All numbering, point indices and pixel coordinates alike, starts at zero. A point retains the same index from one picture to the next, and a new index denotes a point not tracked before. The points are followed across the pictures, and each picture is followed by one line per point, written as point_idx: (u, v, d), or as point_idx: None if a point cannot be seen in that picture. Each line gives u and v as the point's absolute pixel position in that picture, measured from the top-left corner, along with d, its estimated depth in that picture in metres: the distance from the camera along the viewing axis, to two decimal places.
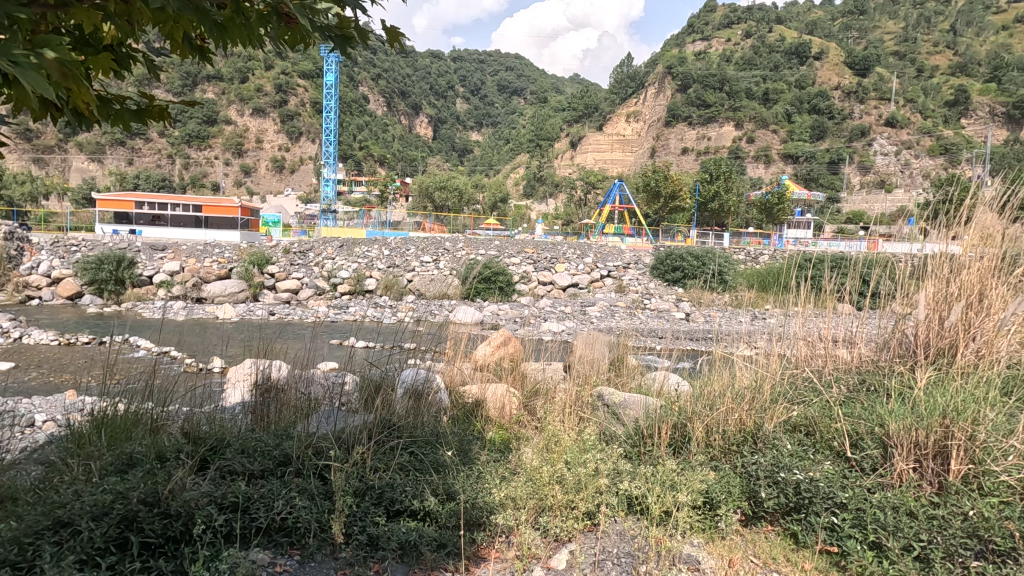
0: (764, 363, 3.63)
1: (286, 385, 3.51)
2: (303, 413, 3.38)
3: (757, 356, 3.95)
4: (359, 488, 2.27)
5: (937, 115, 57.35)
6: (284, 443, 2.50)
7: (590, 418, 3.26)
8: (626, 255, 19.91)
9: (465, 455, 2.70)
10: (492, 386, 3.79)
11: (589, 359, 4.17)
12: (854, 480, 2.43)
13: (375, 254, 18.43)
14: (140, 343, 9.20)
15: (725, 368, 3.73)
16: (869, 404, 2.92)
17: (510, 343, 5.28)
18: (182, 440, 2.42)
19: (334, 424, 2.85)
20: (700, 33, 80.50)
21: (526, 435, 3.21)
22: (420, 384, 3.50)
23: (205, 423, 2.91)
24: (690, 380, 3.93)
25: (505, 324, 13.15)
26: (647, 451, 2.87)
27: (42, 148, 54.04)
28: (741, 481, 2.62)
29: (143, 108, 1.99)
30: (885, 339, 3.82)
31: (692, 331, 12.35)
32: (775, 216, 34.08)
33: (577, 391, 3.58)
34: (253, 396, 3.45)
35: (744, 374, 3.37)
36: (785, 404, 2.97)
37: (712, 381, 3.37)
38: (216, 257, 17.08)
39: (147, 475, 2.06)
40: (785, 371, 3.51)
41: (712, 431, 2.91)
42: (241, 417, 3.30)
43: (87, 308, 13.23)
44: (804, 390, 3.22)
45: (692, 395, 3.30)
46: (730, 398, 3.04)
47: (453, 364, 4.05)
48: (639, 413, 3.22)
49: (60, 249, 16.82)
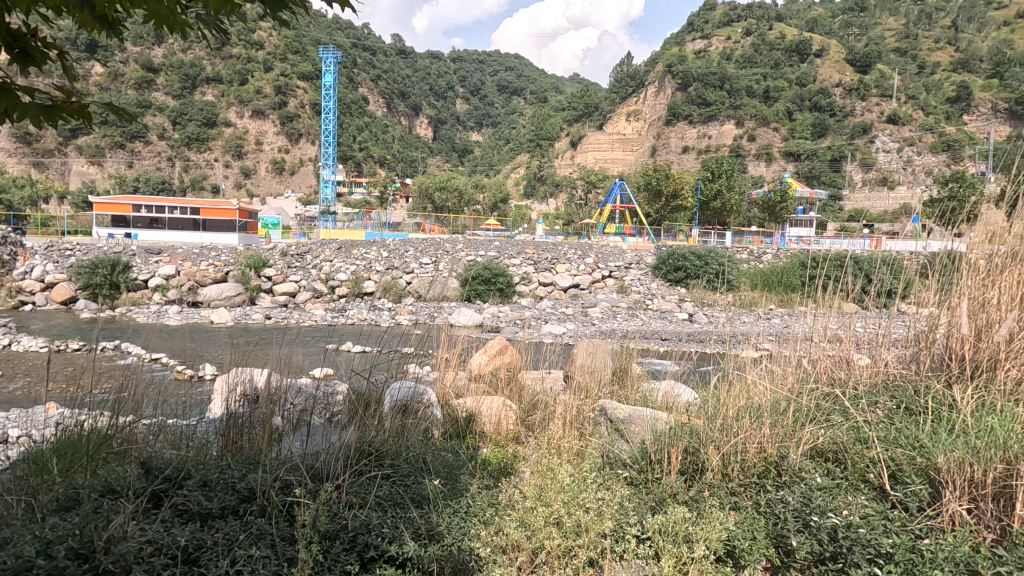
0: (775, 380, 3.38)
1: (265, 401, 3.32)
2: (282, 434, 3.19)
3: (767, 367, 3.73)
4: (327, 529, 2.04)
5: (938, 112, 57.22)
6: (249, 474, 2.31)
7: (592, 437, 3.04)
8: (628, 255, 19.65)
9: (454, 485, 2.51)
10: (486, 399, 3.61)
11: (590, 369, 3.97)
12: (895, 521, 2.18)
13: (374, 257, 18.21)
14: (131, 349, 9.09)
15: (735, 380, 3.50)
16: (904, 428, 2.68)
17: (507, 350, 4.93)
18: (137, 472, 2.26)
19: (308, 449, 2.65)
20: (700, 31, 80.31)
21: (523, 455, 3.04)
22: (408, 398, 3.32)
23: (173, 448, 2.77)
24: (696, 394, 3.70)
25: (504, 326, 12.95)
26: (656, 481, 2.61)
27: (42, 151, 53.92)
28: (765, 522, 2.32)
29: (56, 104, 2.05)
30: (908, 352, 3.61)
31: (695, 332, 12.14)
32: (778, 214, 33.91)
33: (577, 406, 3.35)
34: (229, 415, 3.28)
35: (758, 393, 3.14)
36: (811, 429, 2.75)
37: (722, 397, 3.14)
38: (212, 261, 16.85)
39: (86, 518, 1.87)
40: (804, 388, 3.26)
41: (727, 448, 2.69)
42: (215, 440, 3.09)
43: (81, 313, 13.02)
44: (829, 411, 2.98)
45: (701, 414, 3.06)
46: (746, 419, 2.80)
47: (445, 373, 3.87)
48: (645, 432, 2.99)
49: (55, 253, 16.55)
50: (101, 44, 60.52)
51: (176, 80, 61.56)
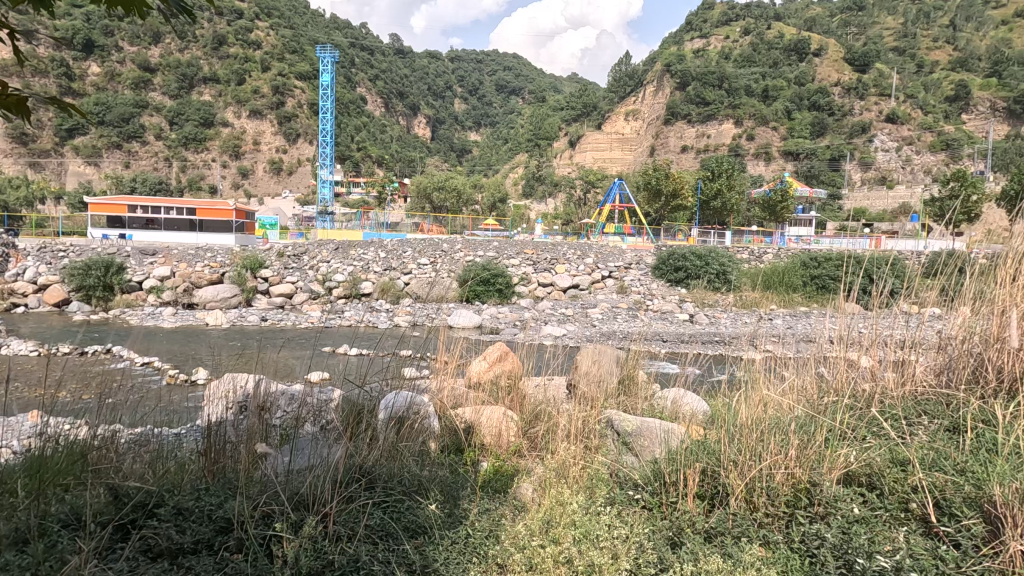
0: (791, 395, 3.22)
1: (251, 414, 3.18)
2: (267, 451, 3.03)
3: (781, 379, 3.56)
4: (310, 569, 1.87)
5: (937, 111, 57.18)
6: (228, 502, 2.15)
7: (601, 454, 2.87)
8: (628, 255, 19.50)
9: (453, 513, 2.34)
10: (487, 409, 3.47)
11: (596, 379, 3.83)
12: (948, 561, 1.98)
13: (372, 257, 18.05)
14: (123, 353, 8.92)
15: (747, 391, 3.35)
16: (941, 451, 2.50)
17: (507, 356, 4.76)
18: (105, 500, 2.11)
19: (290, 472, 2.49)
20: (699, 30, 80.23)
21: (525, 470, 2.90)
22: (405, 409, 3.19)
23: (148, 471, 2.60)
24: (703, 405, 3.56)
25: (503, 328, 12.78)
26: (673, 506, 2.40)
27: (39, 152, 53.74)
28: (799, 557, 2.09)
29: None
30: (932, 361, 3.44)
31: (697, 333, 11.97)
32: (778, 213, 33.75)
33: (583, 417, 3.20)
34: (213, 429, 3.15)
35: (778, 407, 2.95)
36: (842, 451, 2.56)
37: (740, 411, 2.93)
38: (208, 262, 16.68)
39: (38, 561, 1.71)
40: (823, 403, 3.09)
41: (749, 467, 2.49)
42: (197, 459, 2.94)
43: (74, 315, 12.85)
44: (853, 427, 2.80)
45: (715, 429, 2.89)
46: (770, 437, 2.59)
47: (444, 381, 3.71)
48: (657, 447, 2.85)
49: (48, 254, 16.33)
50: (98, 44, 60.46)
51: (173, 80, 61.71)
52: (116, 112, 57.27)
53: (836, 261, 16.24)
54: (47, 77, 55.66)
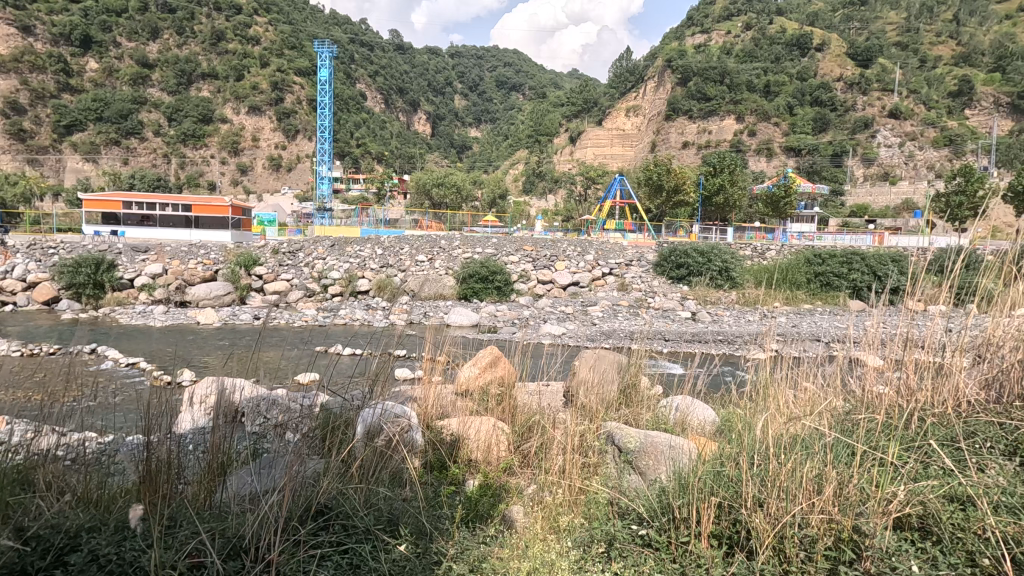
0: (810, 415, 2.92)
1: (212, 433, 2.94)
2: (225, 474, 2.77)
3: (797, 398, 3.26)
4: None
5: (940, 106, 56.59)
6: (153, 551, 1.87)
7: (601, 480, 2.58)
8: (629, 252, 19.15)
9: (425, 560, 2.05)
10: (475, 420, 3.22)
11: (594, 386, 3.57)
12: None
13: (368, 254, 17.75)
14: (108, 354, 8.66)
15: (758, 409, 3.09)
16: (1006, 492, 2.16)
17: (499, 361, 4.48)
18: (14, 548, 1.85)
19: (239, 505, 2.23)
20: (700, 25, 79.69)
21: (514, 494, 2.68)
22: (383, 421, 2.90)
23: (81, 505, 2.33)
24: (707, 420, 3.33)
25: (501, 327, 12.51)
26: (685, 549, 2.08)
27: (37, 148, 52.12)
28: None
29: None
30: (971, 373, 3.13)
31: (698, 332, 11.61)
32: (781, 209, 33.37)
33: (580, 432, 2.94)
34: (168, 446, 2.88)
35: (804, 428, 2.64)
36: (888, 486, 2.21)
37: (758, 429, 2.66)
38: (201, 259, 16.41)
39: None
40: (852, 425, 2.78)
41: (776, 495, 2.21)
42: (143, 482, 2.67)
43: (63, 314, 12.58)
44: (892, 455, 2.47)
45: (724, 454, 2.58)
46: (802, 469, 2.25)
47: (429, 388, 3.45)
48: (665, 467, 2.57)
49: (37, 252, 16.00)
50: (97, 40, 60.05)
51: (171, 76, 61.44)
52: (114, 108, 56.86)
53: (840, 257, 15.99)
54: (45, 73, 55.19)
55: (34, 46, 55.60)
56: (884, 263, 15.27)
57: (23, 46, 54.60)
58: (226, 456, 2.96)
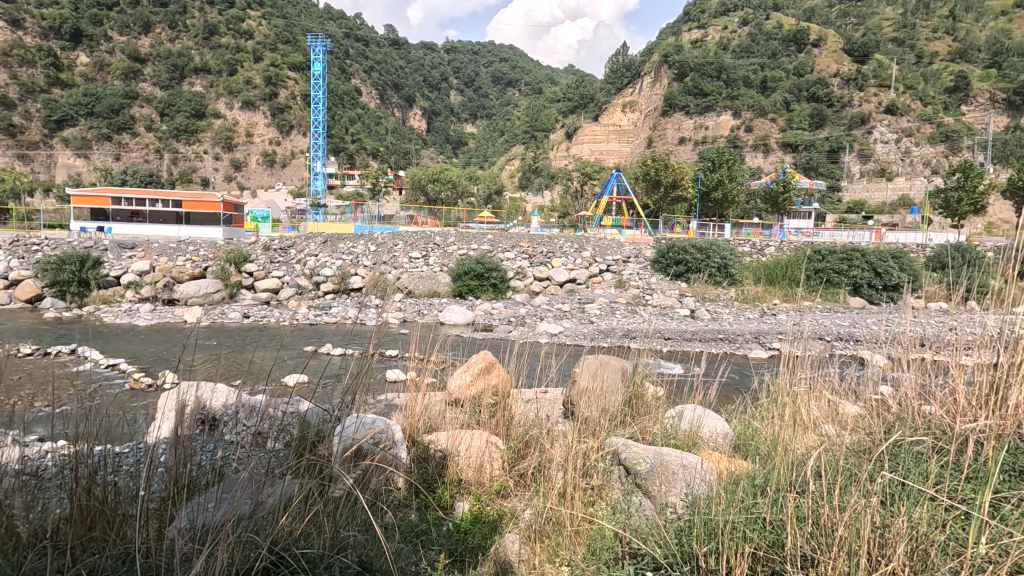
0: (843, 441, 2.66)
1: (174, 451, 2.64)
2: (181, 496, 2.48)
3: (823, 423, 3.00)
4: None
5: (937, 102, 56.54)
6: None
7: (607, 514, 2.29)
8: (626, 248, 18.90)
9: None
10: (466, 434, 2.97)
11: (595, 394, 3.35)
12: None
13: (361, 250, 17.39)
14: (88, 355, 8.30)
15: (779, 433, 2.83)
16: None
17: (492, 368, 4.22)
18: None
19: (189, 539, 1.96)
20: (696, 21, 79.47)
21: (510, 520, 2.45)
22: (365, 439, 2.64)
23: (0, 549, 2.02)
24: (711, 438, 3.13)
25: (496, 325, 12.17)
26: None
27: (27, 143, 51.12)
28: None
29: None
30: None
31: (698, 331, 11.28)
32: (780, 205, 33.11)
33: (584, 449, 2.71)
34: (117, 465, 2.59)
35: (847, 460, 2.32)
36: (963, 537, 1.87)
37: (789, 457, 2.36)
38: (190, 256, 16.00)
39: None
40: (891, 446, 2.50)
41: (821, 538, 1.92)
42: (84, 510, 2.38)
43: (46, 312, 12.25)
44: (950, 489, 2.15)
45: (748, 481, 2.31)
46: (864, 513, 1.89)
47: (416, 398, 3.18)
48: (681, 496, 2.30)
49: (20, 248, 15.58)
50: (87, 34, 59.21)
51: (164, 71, 60.89)
52: (105, 103, 56.11)
53: (840, 253, 15.80)
54: (35, 67, 54.33)
55: (23, 39, 54.71)
56: (885, 259, 15.15)
57: (12, 39, 53.75)
58: (187, 477, 2.68)
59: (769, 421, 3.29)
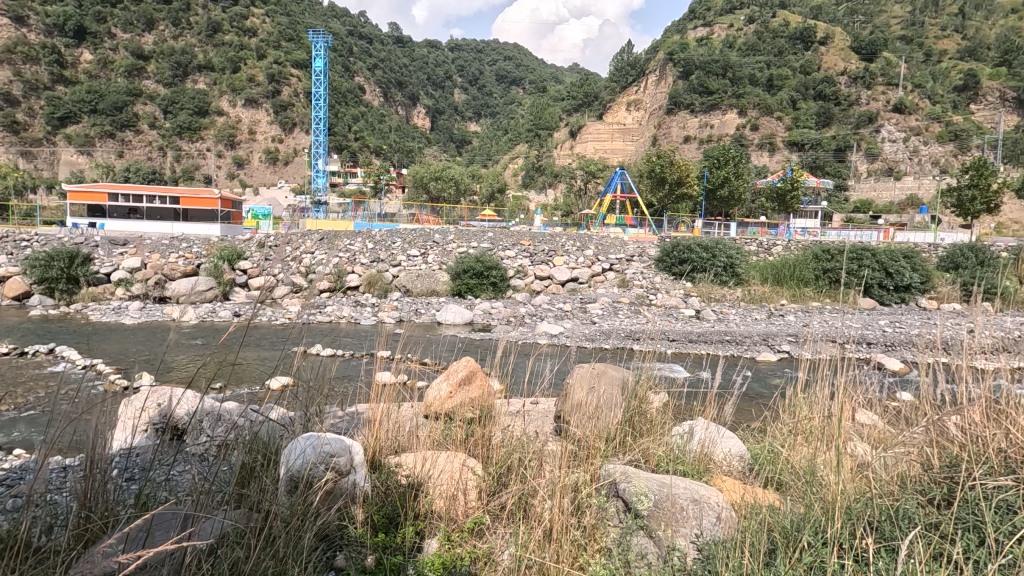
0: (886, 483, 2.30)
1: (97, 470, 2.34)
2: (103, 525, 2.19)
3: (869, 459, 2.61)
4: None
5: (945, 100, 55.80)
6: None
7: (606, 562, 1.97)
8: (630, 247, 18.44)
9: None
10: (432, 458, 2.66)
11: (587, 408, 3.06)
12: None
13: (359, 248, 17.10)
14: (67, 355, 7.99)
15: (808, 475, 2.47)
16: None
17: (475, 378, 3.91)
18: None
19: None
20: (701, 19, 78.92)
21: (488, 563, 2.09)
22: (311, 462, 2.33)
23: None
24: (708, 463, 2.84)
25: (494, 326, 11.84)
26: None
27: (30, 140, 51.05)
28: None
29: None
30: None
31: (704, 333, 10.82)
32: (787, 203, 32.42)
33: (578, 481, 2.37)
34: (29, 493, 2.28)
35: (900, 518, 1.96)
36: None
37: (825, 517, 2.00)
38: (182, 253, 15.67)
39: None
40: (947, 481, 2.13)
41: None
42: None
43: (32, 309, 11.97)
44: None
45: (765, 534, 1.99)
46: None
47: (379, 414, 2.90)
48: (700, 548, 1.95)
49: (10, 244, 15.30)
50: (90, 31, 59.14)
51: (166, 69, 60.78)
52: (108, 100, 55.89)
53: (849, 252, 15.38)
54: (38, 65, 54.15)
55: (26, 37, 54.63)
56: (897, 259, 14.69)
57: (16, 36, 53.68)
58: (115, 508, 2.36)
59: (796, 446, 2.95)
